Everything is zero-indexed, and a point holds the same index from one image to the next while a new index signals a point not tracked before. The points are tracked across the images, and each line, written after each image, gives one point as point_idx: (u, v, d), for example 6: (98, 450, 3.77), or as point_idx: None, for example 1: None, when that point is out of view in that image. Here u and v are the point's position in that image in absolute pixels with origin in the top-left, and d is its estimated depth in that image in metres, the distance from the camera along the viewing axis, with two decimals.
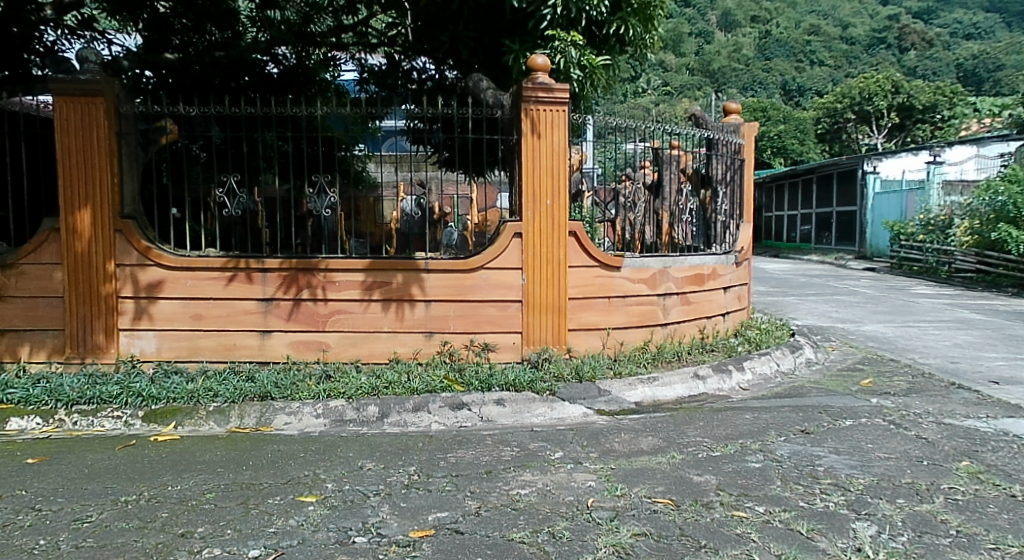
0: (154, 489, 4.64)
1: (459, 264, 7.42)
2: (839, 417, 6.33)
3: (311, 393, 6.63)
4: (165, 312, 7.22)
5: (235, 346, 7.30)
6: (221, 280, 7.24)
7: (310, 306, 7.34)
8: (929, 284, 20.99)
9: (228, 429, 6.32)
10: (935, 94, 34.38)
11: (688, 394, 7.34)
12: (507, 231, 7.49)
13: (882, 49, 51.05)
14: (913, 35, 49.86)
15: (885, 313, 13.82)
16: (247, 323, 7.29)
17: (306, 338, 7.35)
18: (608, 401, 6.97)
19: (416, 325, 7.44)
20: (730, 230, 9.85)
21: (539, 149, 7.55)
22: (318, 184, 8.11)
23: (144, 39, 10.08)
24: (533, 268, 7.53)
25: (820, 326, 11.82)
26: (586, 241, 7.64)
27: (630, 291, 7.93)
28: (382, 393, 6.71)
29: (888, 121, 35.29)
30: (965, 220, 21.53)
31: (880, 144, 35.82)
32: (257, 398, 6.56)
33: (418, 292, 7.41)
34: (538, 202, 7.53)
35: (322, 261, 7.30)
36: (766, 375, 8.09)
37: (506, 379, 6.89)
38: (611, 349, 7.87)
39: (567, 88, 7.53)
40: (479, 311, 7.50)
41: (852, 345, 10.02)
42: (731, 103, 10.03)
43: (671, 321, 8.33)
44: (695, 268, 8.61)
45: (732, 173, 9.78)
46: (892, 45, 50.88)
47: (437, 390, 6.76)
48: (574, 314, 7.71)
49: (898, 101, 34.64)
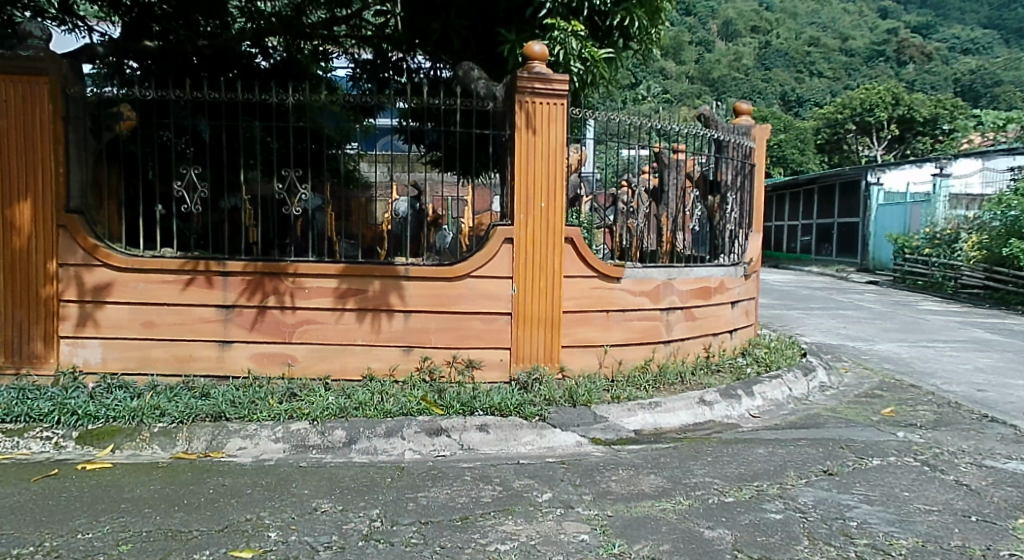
0: (60, 538, 4.09)
1: (443, 271, 6.69)
2: (864, 455, 5.62)
3: (270, 414, 5.90)
4: (113, 318, 6.50)
5: (192, 358, 6.57)
6: (176, 283, 6.51)
7: (276, 315, 6.61)
8: (935, 299, 20.31)
9: (173, 454, 5.60)
10: (936, 107, 33.76)
11: (694, 422, 6.63)
12: (497, 236, 6.76)
13: (883, 61, 50.51)
14: (913, 48, 49.31)
15: (894, 331, 13.10)
16: (206, 332, 6.56)
17: (270, 351, 6.63)
18: (605, 428, 6.24)
19: (394, 338, 6.71)
20: (738, 240, 9.15)
21: (534, 146, 6.84)
22: (289, 180, 7.35)
23: (124, 24, 9.21)
24: (524, 277, 6.81)
25: (829, 344, 11.12)
26: (584, 249, 6.93)
27: (631, 305, 7.23)
28: (350, 415, 5.99)
29: (889, 132, 34.57)
30: (973, 235, 20.86)
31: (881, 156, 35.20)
32: (209, 419, 5.84)
33: (396, 302, 6.68)
34: (532, 204, 6.82)
35: (291, 265, 6.58)
36: (778, 401, 7.39)
37: (490, 402, 6.16)
38: (608, 368, 7.16)
39: (567, 79, 6.82)
40: (464, 324, 6.77)
41: (866, 366, 9.32)
42: (742, 103, 9.33)
43: (674, 339, 7.62)
44: (702, 281, 7.92)
45: (741, 178, 9.11)
46: (892, 57, 50.32)
47: (412, 413, 6.05)
48: (568, 329, 6.99)
49: (899, 113, 34.04)
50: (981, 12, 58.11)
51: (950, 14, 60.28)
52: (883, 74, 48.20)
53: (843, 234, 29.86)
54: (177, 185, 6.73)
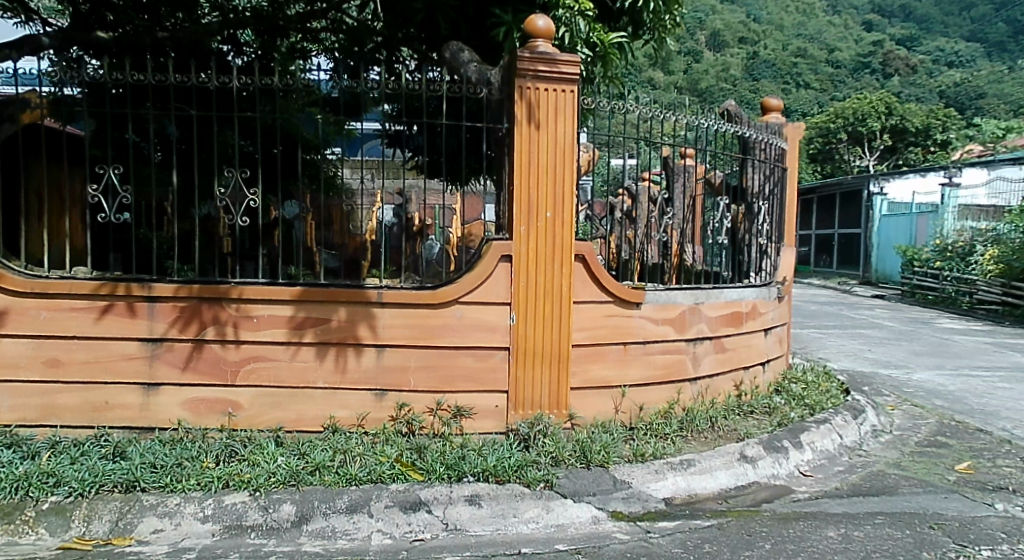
0: None
1: (425, 296, 5.39)
2: (967, 542, 4.42)
3: (198, 483, 4.65)
4: (8, 355, 5.20)
5: (108, 406, 5.26)
6: (89, 312, 5.22)
7: (216, 351, 5.31)
8: (951, 316, 19.14)
9: (63, 542, 4.37)
10: (928, 118, 32.73)
11: (736, 485, 5.35)
12: (493, 251, 5.46)
13: (868, 73, 49.54)
14: (899, 61, 48.50)
15: (926, 355, 11.79)
16: (128, 373, 5.26)
17: (207, 396, 5.31)
18: (628, 498, 4.94)
19: (361, 381, 5.40)
20: (768, 256, 7.92)
21: (538, 144, 5.56)
22: (233, 182, 5.89)
23: (73, 15, 7.85)
24: (525, 304, 5.53)
25: (860, 372, 9.86)
26: (598, 269, 5.67)
27: (652, 336, 5.96)
28: (304, 482, 4.74)
29: (882, 142, 33.39)
30: (989, 249, 19.67)
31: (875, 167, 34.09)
32: (117, 490, 4.58)
33: (367, 334, 5.38)
34: (535, 214, 5.54)
35: (235, 289, 5.28)
36: (829, 453, 6.14)
37: (483, 464, 4.88)
38: (625, 414, 5.89)
39: (577, 61, 5.56)
40: (452, 361, 5.47)
41: (914, 403, 8.08)
42: (771, 99, 8.14)
43: (702, 375, 6.36)
44: (732, 305, 6.64)
45: (773, 184, 7.88)
46: (877, 69, 49.35)
47: (384, 481, 4.78)
48: (578, 367, 5.70)
49: (892, 123, 32.88)
50: (967, 24, 57.40)
51: (942, 22, 59.26)
52: (874, 84, 47.12)
53: (845, 245, 28.67)
54: (91, 189, 5.40)
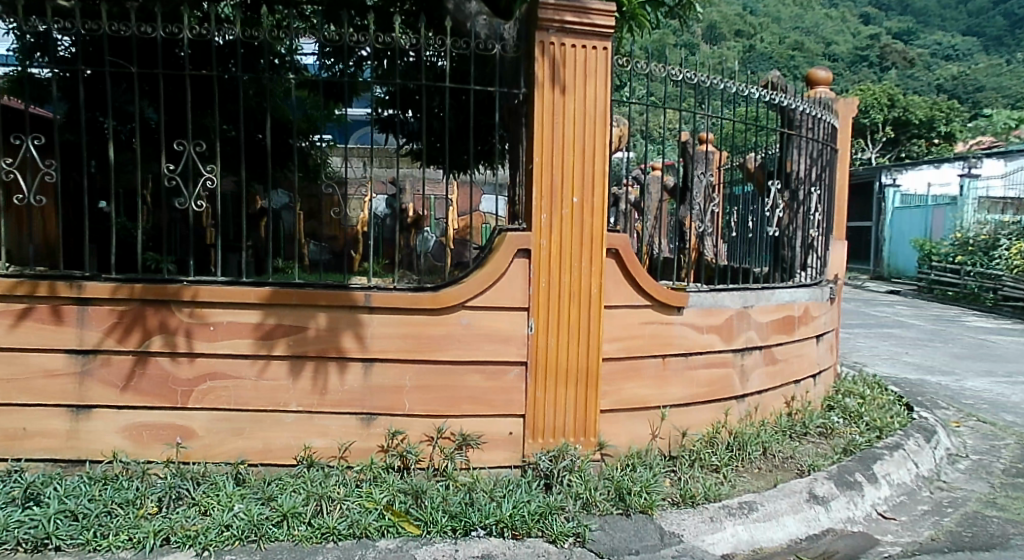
0: None
1: (424, 298, 4.37)
2: None
3: (130, 540, 3.65)
4: None
5: (28, 433, 4.23)
6: (5, 317, 4.20)
7: (164, 365, 4.27)
8: (976, 313, 18.10)
9: None
10: (932, 109, 31.38)
11: (807, 534, 4.37)
12: (507, 244, 4.44)
13: (864, 67, 47.49)
14: (897, 54, 47.21)
15: (970, 360, 10.72)
16: (53, 393, 4.23)
17: (151, 422, 4.27)
18: (679, 556, 3.98)
19: (343, 403, 4.37)
20: (816, 251, 6.83)
21: (563, 114, 4.52)
22: (185, 155, 4.46)
23: None
24: (545, 310, 4.50)
25: (908, 380, 8.84)
26: (634, 267, 4.64)
27: (695, 347, 4.93)
28: (268, 537, 3.74)
29: (883, 135, 31.79)
30: (1015, 243, 18.57)
31: (872, 159, 32.57)
32: (22, 549, 3.61)
33: (351, 346, 4.36)
34: (560, 200, 4.51)
35: (188, 289, 4.25)
36: (908, 487, 5.14)
37: (497, 514, 3.92)
38: (664, 440, 4.86)
39: (612, 12, 4.53)
40: (455, 379, 4.44)
41: (982, 418, 7.09)
42: (818, 70, 7.07)
43: (751, 392, 5.34)
44: (784, 308, 5.62)
45: (823, 168, 6.78)
46: (873, 63, 47.43)
47: (371, 537, 3.81)
48: (609, 386, 4.68)
49: (894, 116, 31.33)
50: (971, 13, 56.27)
51: (940, 15, 58.08)
52: (875, 76, 46.00)
53: (856, 239, 27.60)
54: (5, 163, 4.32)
